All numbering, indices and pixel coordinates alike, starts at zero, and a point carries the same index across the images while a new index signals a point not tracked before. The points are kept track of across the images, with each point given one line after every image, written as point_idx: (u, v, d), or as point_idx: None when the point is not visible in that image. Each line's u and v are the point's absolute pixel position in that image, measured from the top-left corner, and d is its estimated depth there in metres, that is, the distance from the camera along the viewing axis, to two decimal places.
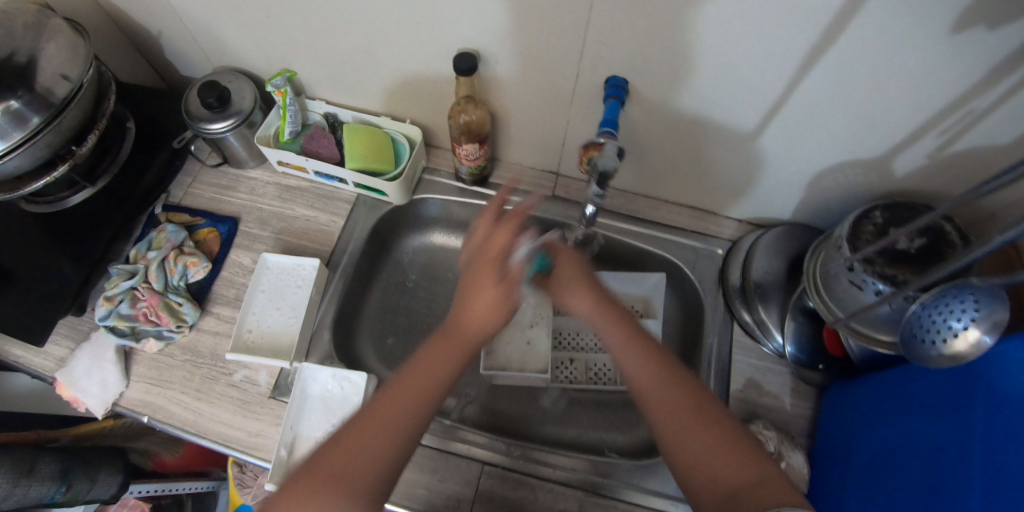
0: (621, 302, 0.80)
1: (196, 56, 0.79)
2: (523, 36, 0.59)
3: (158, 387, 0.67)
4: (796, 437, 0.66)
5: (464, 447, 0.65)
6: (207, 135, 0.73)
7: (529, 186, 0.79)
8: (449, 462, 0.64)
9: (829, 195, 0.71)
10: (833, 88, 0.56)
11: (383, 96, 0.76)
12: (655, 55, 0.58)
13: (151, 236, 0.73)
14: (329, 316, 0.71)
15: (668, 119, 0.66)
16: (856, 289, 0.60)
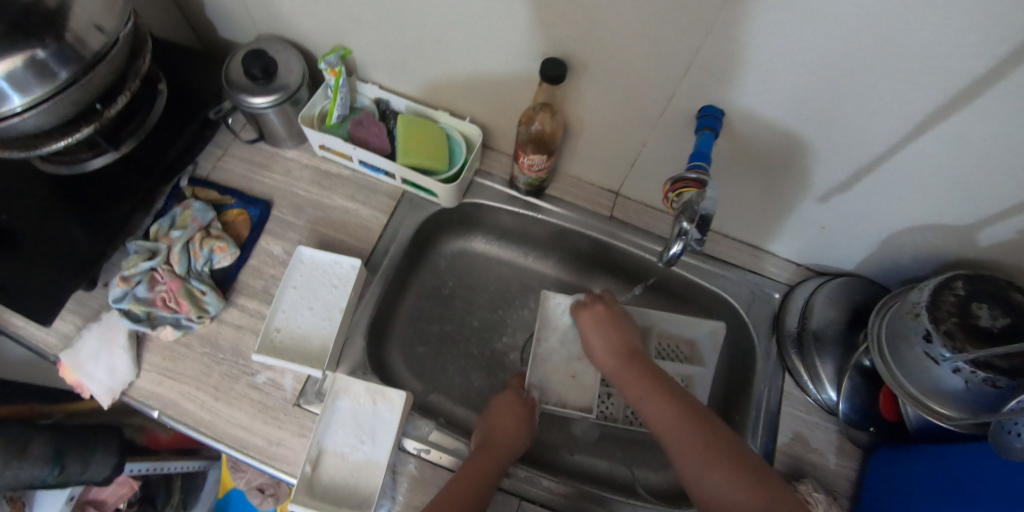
0: (666, 341, 0.76)
1: (241, 18, 0.72)
2: (619, 50, 0.54)
3: (172, 379, 0.62)
4: (838, 500, 0.64)
5: None
6: (247, 109, 0.67)
7: (586, 203, 0.74)
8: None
9: (902, 253, 0.68)
10: (943, 152, 0.52)
11: (444, 89, 0.70)
12: (760, 91, 0.53)
13: (175, 212, 0.66)
14: (363, 322, 0.65)
15: (752, 155, 0.62)
16: (930, 362, 0.57)
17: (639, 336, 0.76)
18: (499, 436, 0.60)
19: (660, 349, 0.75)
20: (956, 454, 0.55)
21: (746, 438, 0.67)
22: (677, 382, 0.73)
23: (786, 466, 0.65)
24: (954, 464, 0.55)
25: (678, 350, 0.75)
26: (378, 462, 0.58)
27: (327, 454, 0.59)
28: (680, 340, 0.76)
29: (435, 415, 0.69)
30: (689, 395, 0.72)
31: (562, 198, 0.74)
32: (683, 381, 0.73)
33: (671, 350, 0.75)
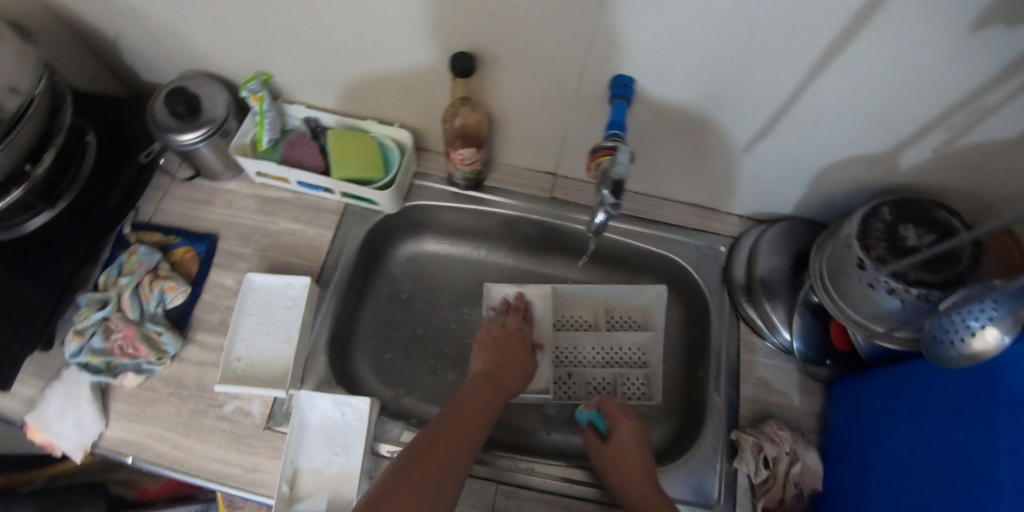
0: (620, 312, 0.80)
1: (158, 59, 0.72)
2: (522, 36, 0.56)
3: (141, 424, 0.62)
4: (807, 435, 0.66)
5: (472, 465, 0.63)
6: (178, 147, 0.67)
7: (528, 189, 0.76)
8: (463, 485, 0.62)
9: (833, 190, 0.70)
10: (845, 86, 0.54)
11: (369, 98, 0.71)
12: (664, 56, 0.55)
13: (121, 259, 0.67)
14: (322, 338, 0.66)
15: (673, 118, 0.64)
16: (868, 289, 0.58)
17: (591, 312, 0.81)
18: (505, 378, 0.64)
19: (613, 321, 0.80)
20: (905, 371, 0.58)
21: (711, 391, 0.69)
22: (633, 351, 0.78)
23: (753, 411, 0.67)
24: (903, 381, 0.58)
25: (630, 319, 0.80)
26: (354, 472, 0.59)
27: (303, 471, 0.60)
28: (631, 310, 0.80)
29: (409, 418, 0.70)
30: (646, 360, 0.77)
31: (503, 187, 0.76)
32: (639, 349, 0.77)
33: (625, 321, 0.80)
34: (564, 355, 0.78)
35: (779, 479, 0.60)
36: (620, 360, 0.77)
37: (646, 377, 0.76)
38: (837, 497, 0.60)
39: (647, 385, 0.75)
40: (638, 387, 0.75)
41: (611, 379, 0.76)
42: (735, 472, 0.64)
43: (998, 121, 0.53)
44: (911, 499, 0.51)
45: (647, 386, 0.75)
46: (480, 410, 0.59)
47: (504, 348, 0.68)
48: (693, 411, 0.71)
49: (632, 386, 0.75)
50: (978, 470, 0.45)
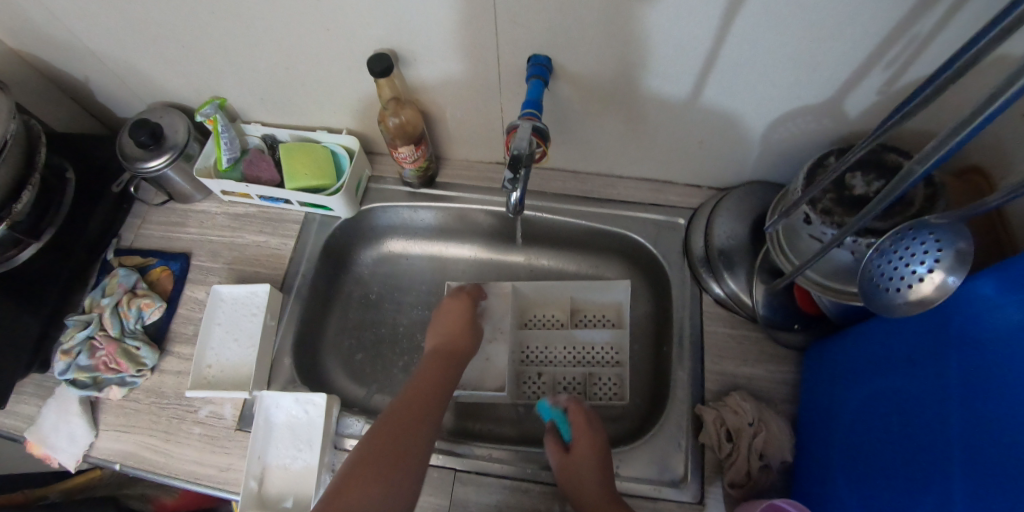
0: (593, 311, 0.78)
1: (126, 96, 0.79)
2: (429, 28, 0.57)
3: (127, 433, 0.67)
4: (778, 405, 0.63)
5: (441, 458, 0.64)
6: (146, 174, 0.72)
7: (479, 181, 0.77)
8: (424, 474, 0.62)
9: (787, 146, 0.67)
10: (764, 35, 0.53)
11: (315, 110, 0.74)
12: (573, 28, 0.55)
13: (104, 282, 0.72)
14: (287, 341, 0.69)
15: (603, 91, 0.63)
16: (817, 242, 0.57)
17: (563, 312, 0.79)
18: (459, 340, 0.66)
19: (585, 320, 0.78)
20: (867, 328, 0.55)
21: (674, 365, 0.67)
22: (605, 350, 0.75)
23: (719, 383, 0.65)
24: (863, 339, 0.55)
25: (604, 318, 0.78)
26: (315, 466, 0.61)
27: (271, 469, 0.62)
28: (604, 308, 0.78)
29: (377, 414, 0.71)
30: (619, 359, 0.74)
31: (455, 182, 0.77)
32: (612, 348, 0.75)
33: (597, 319, 0.78)
34: (534, 354, 0.77)
35: (742, 451, 0.58)
36: (592, 360, 0.75)
37: (618, 376, 0.73)
38: (808, 464, 0.57)
39: (619, 384, 0.73)
40: (610, 387, 0.73)
41: (582, 378, 0.74)
42: (702, 447, 0.62)
43: (934, 48, 0.50)
44: (873, 461, 0.48)
45: (619, 385, 0.73)
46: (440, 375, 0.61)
47: (456, 311, 0.69)
48: (660, 388, 0.69)
49: (603, 386, 0.73)
50: (932, 418, 0.43)
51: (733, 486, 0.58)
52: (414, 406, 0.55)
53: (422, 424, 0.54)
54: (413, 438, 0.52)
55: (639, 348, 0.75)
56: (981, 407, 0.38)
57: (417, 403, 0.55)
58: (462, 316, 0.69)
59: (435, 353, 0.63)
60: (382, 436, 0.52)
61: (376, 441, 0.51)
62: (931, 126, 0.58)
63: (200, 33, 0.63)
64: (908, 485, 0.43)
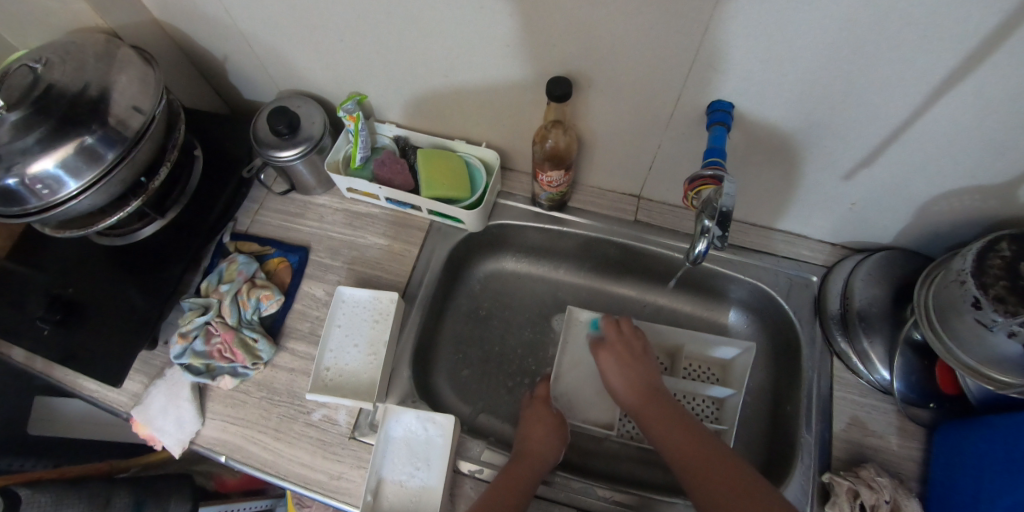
0: (697, 361, 0.76)
1: (262, 79, 0.78)
2: (613, 61, 0.56)
3: (235, 425, 0.65)
4: (907, 482, 0.62)
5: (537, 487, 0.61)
6: (277, 163, 0.71)
7: (609, 210, 0.76)
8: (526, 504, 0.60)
9: (941, 220, 0.66)
10: (965, 114, 0.51)
11: (458, 120, 0.73)
12: (768, 80, 0.54)
13: (221, 267, 0.71)
14: (407, 352, 0.68)
15: (767, 140, 0.62)
16: (983, 329, 0.54)
17: (669, 356, 0.76)
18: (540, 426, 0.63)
19: (689, 370, 0.75)
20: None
21: (801, 428, 0.65)
22: (706, 404, 0.72)
23: (847, 453, 0.63)
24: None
25: (708, 371, 0.75)
26: (436, 487, 0.60)
27: (387, 483, 0.61)
28: (711, 362, 0.75)
29: (486, 436, 0.69)
30: (719, 418, 0.71)
31: (586, 208, 0.76)
32: (714, 404, 0.72)
33: (700, 371, 0.75)
34: None
35: None
36: (691, 411, 0.72)
37: (716, 434, 0.69)
38: None
39: (715, 443, 0.69)
40: None
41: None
42: None
43: None
44: None
45: None
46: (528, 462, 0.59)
47: (617, 357, 0.64)
48: (780, 448, 0.68)
49: None
50: None
51: None
52: (526, 472, 0.58)
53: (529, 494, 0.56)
54: (520, 495, 0.55)
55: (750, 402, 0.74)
56: None
57: (529, 469, 0.58)
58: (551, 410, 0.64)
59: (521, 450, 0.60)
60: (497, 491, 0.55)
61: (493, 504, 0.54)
62: None
63: (365, 31, 0.62)
64: None
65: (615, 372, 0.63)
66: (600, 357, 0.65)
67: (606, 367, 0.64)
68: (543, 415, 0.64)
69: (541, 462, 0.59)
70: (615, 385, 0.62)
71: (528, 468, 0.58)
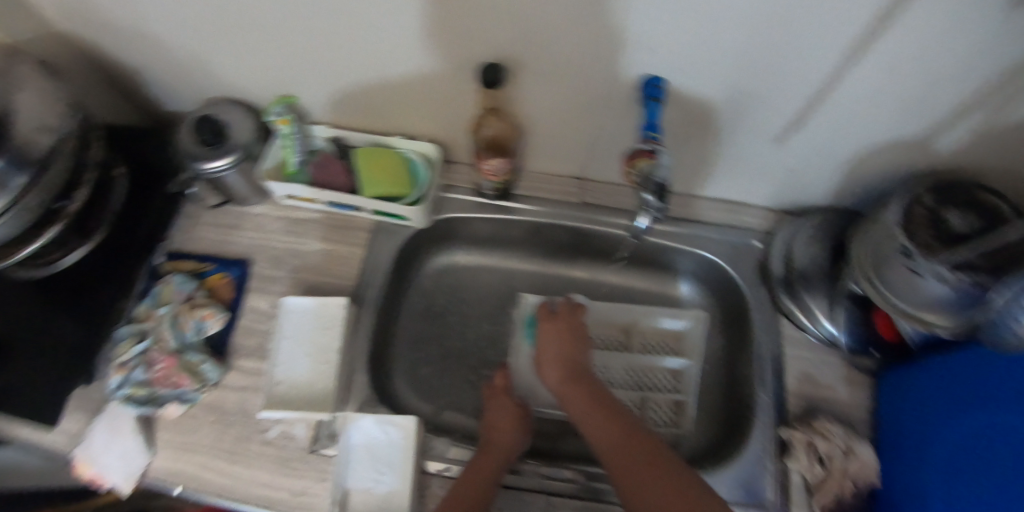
0: (653, 336, 0.78)
1: (184, 88, 0.74)
2: (542, 44, 0.56)
3: (187, 453, 0.62)
4: (858, 429, 0.65)
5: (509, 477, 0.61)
6: (206, 175, 0.68)
7: (554, 194, 0.75)
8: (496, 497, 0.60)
9: (869, 177, 0.69)
10: (882, 73, 0.53)
11: (393, 115, 0.71)
12: (696, 52, 0.54)
13: (156, 290, 0.68)
14: (361, 357, 0.66)
15: (700, 113, 0.63)
16: (916, 277, 0.56)
17: (624, 333, 0.78)
18: (502, 421, 0.62)
19: (646, 345, 0.77)
20: (962, 359, 0.56)
21: (757, 388, 0.67)
22: (665, 376, 0.75)
23: (801, 407, 0.66)
24: (962, 371, 0.55)
25: (664, 345, 0.78)
26: (402, 491, 0.59)
27: (353, 492, 0.59)
28: (666, 334, 0.78)
29: (453, 433, 0.68)
30: (678, 388, 0.74)
31: (532, 194, 0.75)
32: (672, 375, 0.75)
33: (657, 345, 0.77)
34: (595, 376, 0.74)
35: (836, 476, 0.59)
36: (651, 384, 0.74)
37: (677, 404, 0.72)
38: (899, 489, 0.59)
39: (676, 412, 0.72)
40: (667, 414, 0.72)
41: (639, 403, 0.72)
42: (787, 470, 0.63)
43: None
44: (979, 494, 0.50)
45: (677, 414, 0.72)
46: (492, 463, 0.57)
47: (556, 335, 0.65)
48: (738, 409, 0.69)
49: (660, 412, 0.72)
50: None
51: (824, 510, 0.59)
52: (493, 462, 0.57)
53: (495, 486, 0.55)
54: (485, 490, 0.54)
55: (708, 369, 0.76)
56: None
57: (492, 462, 0.57)
58: (512, 407, 0.64)
59: (487, 446, 0.59)
60: (463, 486, 0.54)
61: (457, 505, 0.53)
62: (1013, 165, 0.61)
63: (287, 30, 0.60)
64: None
65: (553, 351, 0.64)
66: (541, 333, 0.67)
67: (546, 342, 0.65)
68: (507, 405, 0.64)
69: (505, 454, 0.58)
70: (548, 364, 0.64)
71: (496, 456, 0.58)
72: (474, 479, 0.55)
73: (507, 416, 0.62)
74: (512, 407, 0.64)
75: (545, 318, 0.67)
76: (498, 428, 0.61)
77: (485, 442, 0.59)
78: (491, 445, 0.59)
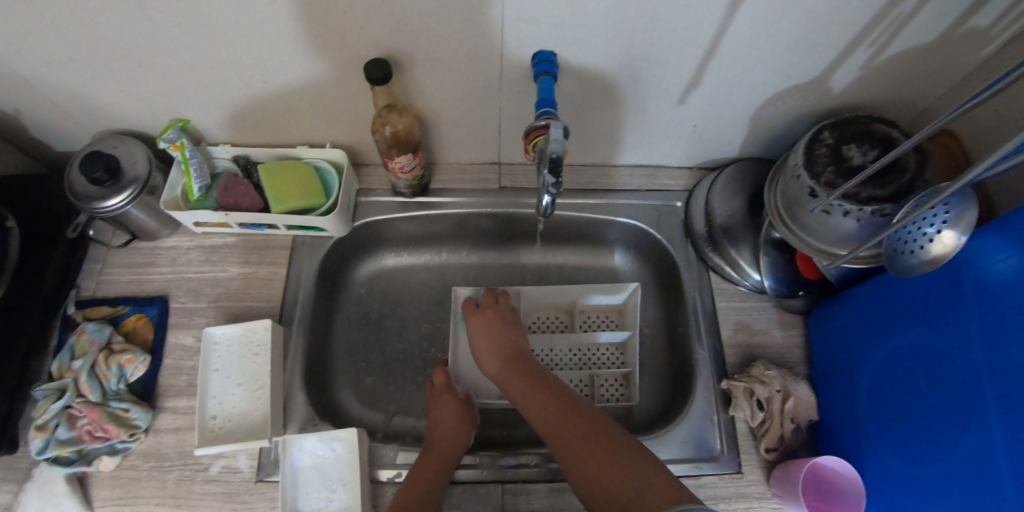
0: (595, 313, 0.77)
1: (67, 126, 0.69)
2: (426, 33, 0.54)
3: (126, 506, 0.59)
4: (795, 368, 0.67)
5: (464, 471, 0.61)
6: (105, 214, 0.64)
7: (473, 184, 0.75)
8: (452, 495, 0.59)
9: (774, 124, 0.70)
10: (766, 21, 0.54)
11: (295, 125, 0.69)
12: (583, 23, 0.54)
13: (70, 342, 0.64)
14: (297, 377, 0.64)
15: (600, 83, 0.63)
16: (825, 214, 0.58)
17: (566, 313, 0.78)
18: (446, 417, 0.62)
19: (588, 322, 0.77)
20: (874, 287, 0.58)
21: (695, 344, 0.68)
22: (611, 351, 0.74)
23: (739, 356, 0.67)
24: (875, 298, 0.57)
25: (607, 319, 0.77)
26: (356, 505, 0.57)
27: None
28: (607, 309, 0.77)
29: (405, 438, 0.68)
30: (625, 361, 0.74)
31: (450, 186, 0.75)
32: (617, 349, 0.74)
33: (600, 320, 0.77)
34: (540, 358, 0.74)
35: (776, 418, 0.61)
36: (597, 361, 0.74)
37: (624, 377, 0.72)
38: (836, 418, 0.61)
39: (625, 385, 0.72)
40: (616, 388, 0.72)
41: (588, 381, 0.72)
42: (733, 419, 0.64)
43: (915, 25, 0.54)
44: (904, 411, 0.52)
45: (625, 387, 0.72)
46: (438, 461, 0.57)
47: (485, 323, 0.66)
48: (681, 367, 0.71)
49: (610, 387, 0.72)
50: (958, 366, 0.46)
51: (769, 451, 0.61)
52: (441, 460, 0.57)
53: (445, 484, 0.55)
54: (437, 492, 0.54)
55: (650, 333, 0.77)
56: (1003, 351, 0.42)
57: (441, 461, 0.57)
58: (455, 402, 0.63)
59: (432, 445, 0.59)
60: (413, 489, 0.54)
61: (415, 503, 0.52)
62: (894, 91, 0.64)
63: (161, 52, 0.56)
64: (940, 426, 0.48)
65: (485, 342, 0.65)
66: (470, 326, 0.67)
67: (475, 333, 0.66)
68: (450, 401, 0.64)
69: (452, 450, 0.58)
70: (483, 355, 0.64)
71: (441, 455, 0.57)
72: (422, 481, 0.55)
73: (450, 412, 0.62)
74: (455, 401, 0.64)
75: (471, 312, 0.68)
76: (440, 425, 0.61)
77: (429, 442, 0.59)
78: (434, 444, 0.59)
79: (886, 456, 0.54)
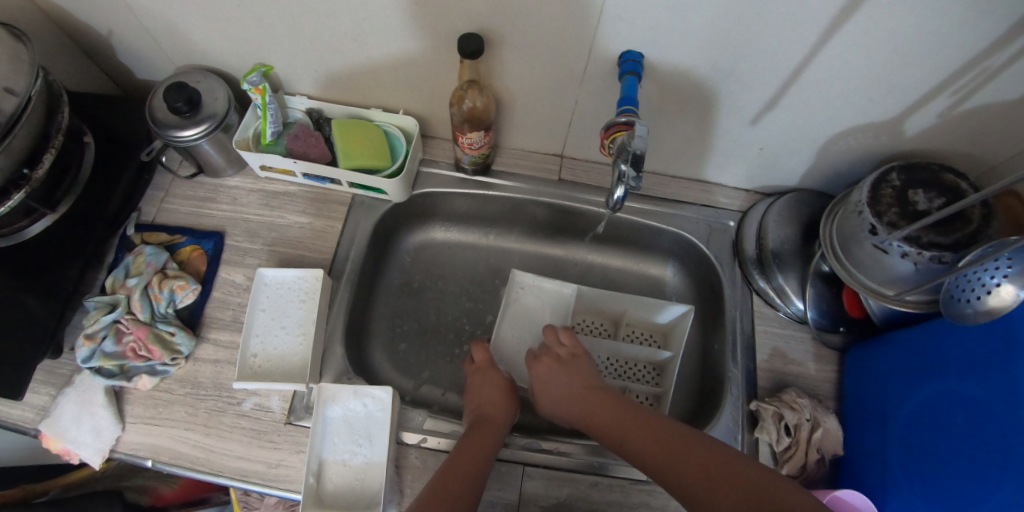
0: (639, 329, 0.78)
1: (154, 55, 0.71)
2: (521, 16, 0.55)
3: (158, 426, 0.60)
4: (824, 401, 0.67)
5: None
6: (179, 144, 0.66)
7: (533, 170, 0.77)
8: None
9: (837, 160, 0.71)
10: (855, 53, 0.54)
11: (372, 87, 0.71)
12: (676, 28, 0.54)
13: (127, 261, 0.66)
14: (338, 330, 0.66)
15: (680, 90, 0.64)
16: (881, 253, 0.58)
17: (611, 322, 0.78)
18: (488, 394, 0.63)
19: (632, 336, 0.77)
20: (922, 332, 0.58)
21: (728, 363, 0.69)
22: (646, 369, 0.75)
23: (771, 381, 0.68)
24: (921, 343, 0.57)
25: (650, 338, 0.78)
26: (379, 463, 0.59)
27: (328, 464, 0.59)
28: (652, 328, 0.78)
29: (431, 406, 0.69)
30: (659, 381, 0.74)
31: (510, 170, 0.76)
32: (654, 368, 0.75)
33: (643, 337, 0.78)
34: None
35: (802, 446, 0.61)
36: (632, 374, 0.74)
37: (655, 396, 0.72)
38: (861, 458, 0.61)
39: (655, 405, 0.71)
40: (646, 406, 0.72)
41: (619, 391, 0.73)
42: (756, 442, 0.64)
43: (1002, 80, 0.54)
44: (935, 454, 0.52)
45: (656, 407, 0.71)
46: (483, 444, 0.56)
47: (555, 372, 0.62)
48: (711, 384, 0.71)
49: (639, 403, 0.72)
50: (1001, 416, 0.47)
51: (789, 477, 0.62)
52: (484, 437, 0.57)
53: (490, 459, 0.55)
54: (481, 463, 0.54)
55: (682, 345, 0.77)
56: None
57: (485, 438, 0.57)
58: (497, 384, 0.64)
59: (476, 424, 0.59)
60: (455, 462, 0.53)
61: (460, 471, 0.52)
62: (965, 146, 0.64)
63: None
64: (976, 475, 0.48)
65: (559, 384, 0.61)
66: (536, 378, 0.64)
67: (543, 380, 0.63)
68: (487, 378, 0.64)
69: (496, 427, 0.59)
70: (558, 393, 0.61)
71: (474, 462, 0.53)
72: (466, 453, 0.54)
73: (492, 388, 0.63)
74: (493, 383, 0.64)
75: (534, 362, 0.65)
76: (487, 405, 0.61)
77: (476, 422, 0.59)
78: (483, 424, 0.59)
79: (911, 498, 0.54)
